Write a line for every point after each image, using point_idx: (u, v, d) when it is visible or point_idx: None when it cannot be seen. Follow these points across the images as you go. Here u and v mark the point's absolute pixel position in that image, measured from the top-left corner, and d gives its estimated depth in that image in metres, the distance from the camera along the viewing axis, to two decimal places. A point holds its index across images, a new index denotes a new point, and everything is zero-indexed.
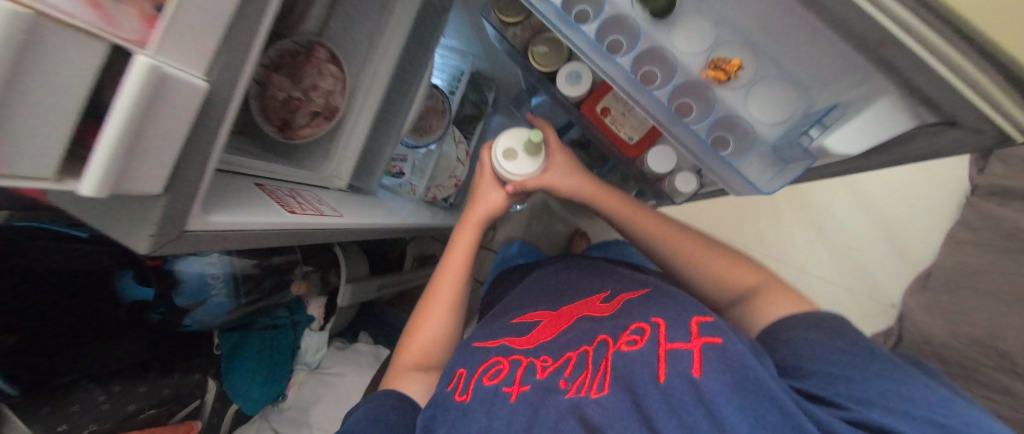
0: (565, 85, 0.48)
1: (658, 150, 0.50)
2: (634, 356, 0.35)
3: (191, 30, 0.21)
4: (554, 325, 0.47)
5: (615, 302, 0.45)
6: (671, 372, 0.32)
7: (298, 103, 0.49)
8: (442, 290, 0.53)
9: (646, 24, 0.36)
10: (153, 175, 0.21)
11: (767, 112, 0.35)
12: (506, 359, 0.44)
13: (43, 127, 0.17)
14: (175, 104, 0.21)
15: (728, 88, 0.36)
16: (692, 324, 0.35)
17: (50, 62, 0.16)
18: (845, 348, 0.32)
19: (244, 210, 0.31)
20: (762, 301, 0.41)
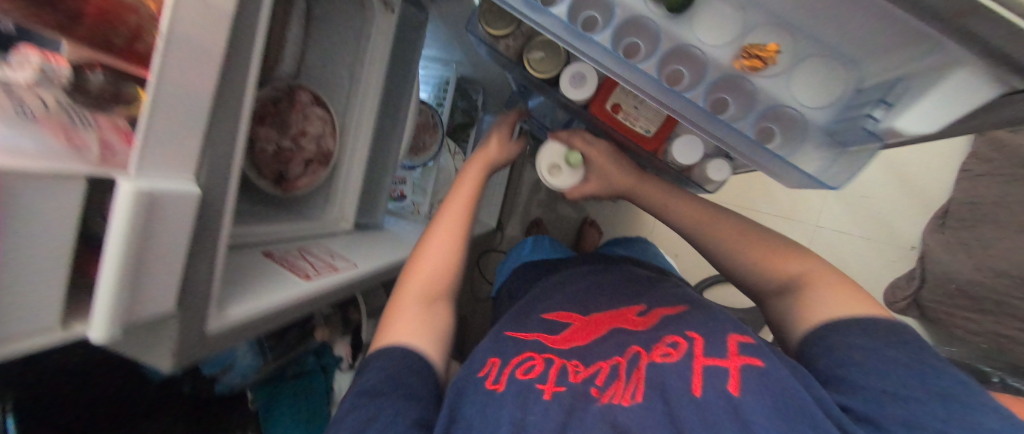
0: (569, 87, 0.42)
1: (682, 139, 0.43)
2: (667, 367, 0.32)
3: (173, 131, 0.19)
4: (586, 330, 0.42)
5: (651, 317, 0.40)
6: (707, 387, 0.29)
7: (289, 153, 0.47)
8: (444, 228, 0.48)
9: (664, 21, 0.32)
10: (162, 294, 0.20)
11: (814, 96, 0.31)
12: (540, 356, 0.39)
13: (40, 276, 0.16)
14: (169, 216, 0.19)
15: (764, 77, 0.31)
16: (730, 342, 0.32)
17: (28, 215, 0.15)
18: (901, 357, 0.28)
19: (258, 293, 0.29)
20: (821, 294, 0.35)
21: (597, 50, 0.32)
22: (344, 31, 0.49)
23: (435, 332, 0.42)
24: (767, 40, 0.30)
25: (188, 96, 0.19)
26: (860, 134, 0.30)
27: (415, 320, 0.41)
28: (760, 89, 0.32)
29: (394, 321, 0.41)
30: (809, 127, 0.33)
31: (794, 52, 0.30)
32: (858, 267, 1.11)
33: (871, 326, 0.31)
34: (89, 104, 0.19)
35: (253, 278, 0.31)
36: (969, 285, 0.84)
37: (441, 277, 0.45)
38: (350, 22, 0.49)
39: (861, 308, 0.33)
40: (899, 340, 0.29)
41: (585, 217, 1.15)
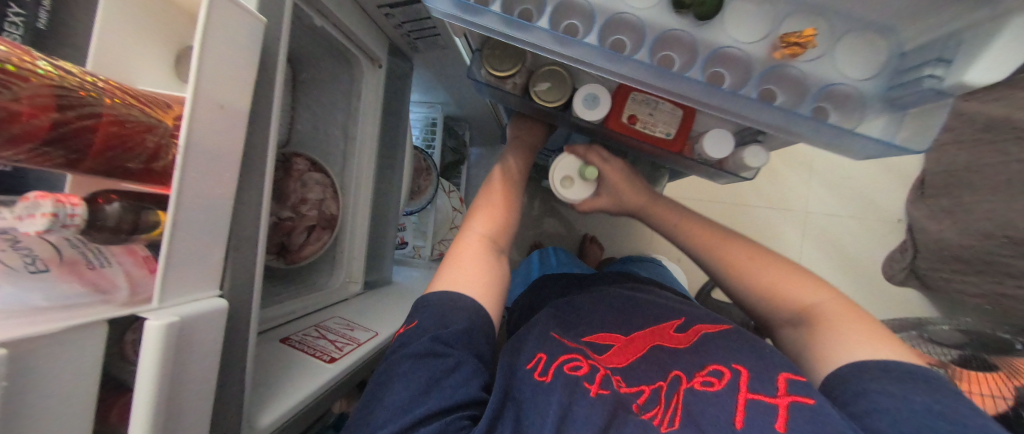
0: (583, 110, 0.42)
1: (710, 133, 0.42)
2: (709, 397, 0.28)
3: (197, 244, 0.17)
4: (632, 346, 0.36)
5: (694, 333, 0.35)
6: (751, 420, 0.25)
7: (290, 222, 0.44)
8: (496, 189, 0.48)
9: (692, 29, 0.29)
10: (197, 426, 0.18)
11: (862, 68, 0.28)
12: (586, 360, 0.34)
13: None
14: (199, 343, 0.17)
15: (805, 61, 0.28)
16: (779, 379, 0.27)
17: (51, 384, 0.13)
18: (933, 405, 0.25)
19: (285, 392, 0.27)
20: (840, 332, 0.32)
21: (634, 66, 0.29)
22: (333, 92, 0.49)
23: (495, 286, 0.39)
24: (802, 27, 0.28)
25: (211, 206, 0.18)
26: (922, 95, 0.26)
27: (475, 271, 0.39)
28: (807, 73, 0.29)
29: (450, 272, 0.39)
30: (866, 99, 0.29)
31: (832, 32, 0.28)
32: (854, 245, 1.13)
33: (900, 371, 0.27)
34: (111, 237, 0.18)
35: (278, 373, 0.29)
36: (960, 249, 0.81)
37: (500, 238, 0.44)
38: (338, 83, 0.49)
39: (886, 349, 0.30)
40: (933, 388, 0.26)
41: (584, 234, 1.14)
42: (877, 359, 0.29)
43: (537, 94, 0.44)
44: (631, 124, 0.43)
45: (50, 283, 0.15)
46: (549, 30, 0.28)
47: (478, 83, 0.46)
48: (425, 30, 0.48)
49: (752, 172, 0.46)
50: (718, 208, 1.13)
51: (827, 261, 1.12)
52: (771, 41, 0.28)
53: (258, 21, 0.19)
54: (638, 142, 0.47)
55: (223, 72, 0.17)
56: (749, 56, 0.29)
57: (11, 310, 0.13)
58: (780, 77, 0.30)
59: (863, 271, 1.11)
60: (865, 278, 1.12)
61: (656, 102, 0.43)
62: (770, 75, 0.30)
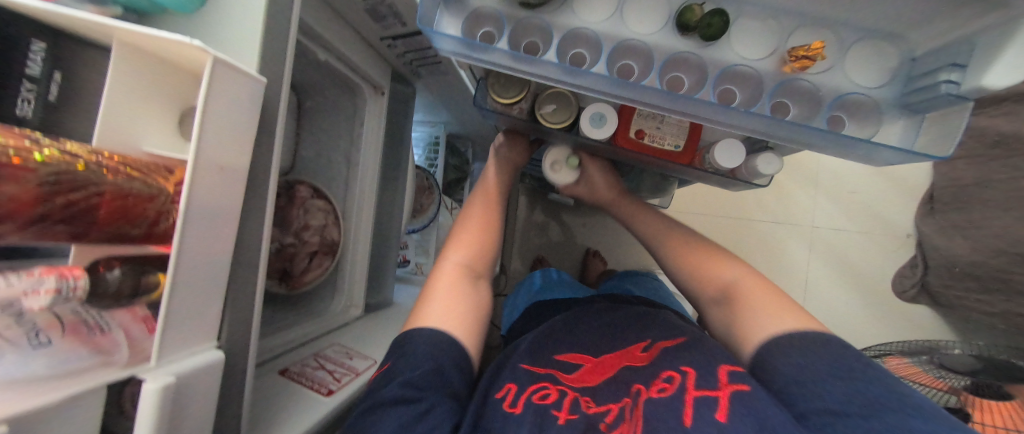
0: (590, 128, 0.42)
1: (720, 143, 0.41)
2: (663, 403, 0.28)
3: (196, 298, 0.18)
4: (601, 369, 0.36)
5: (654, 352, 0.34)
6: (699, 419, 0.25)
7: (293, 248, 0.45)
8: (475, 212, 0.48)
9: (697, 48, 0.28)
10: None
11: (874, 77, 0.26)
12: (553, 387, 0.34)
13: None
14: (193, 400, 0.17)
15: (815, 73, 0.27)
16: (722, 371, 0.28)
17: None
18: (854, 376, 0.25)
19: (281, 430, 0.27)
20: (756, 308, 0.33)
21: (647, 91, 0.27)
22: (337, 118, 0.50)
23: (474, 318, 0.40)
24: (808, 41, 0.26)
25: (208, 261, 0.18)
26: (940, 101, 0.24)
27: (453, 301, 0.39)
28: (820, 84, 0.27)
29: (428, 303, 0.39)
30: (881, 106, 0.27)
31: (840, 43, 0.27)
32: (861, 261, 1.11)
33: (818, 344, 0.28)
34: (112, 303, 0.19)
35: (274, 409, 0.29)
36: (971, 266, 0.74)
37: (476, 264, 0.44)
38: (341, 110, 0.50)
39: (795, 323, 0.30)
40: (849, 361, 0.26)
41: (586, 248, 1.14)
42: (793, 332, 0.29)
43: (543, 116, 0.44)
44: (639, 138, 0.43)
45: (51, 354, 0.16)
46: (556, 63, 0.27)
47: (484, 109, 0.47)
48: (425, 58, 0.49)
49: (767, 178, 0.44)
50: (722, 223, 1.12)
51: (834, 276, 1.10)
52: (779, 55, 0.27)
53: (258, 82, 0.20)
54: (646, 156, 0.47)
55: (223, 132, 0.18)
56: (759, 71, 0.28)
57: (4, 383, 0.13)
58: (793, 90, 0.28)
59: (871, 288, 1.09)
60: (875, 295, 1.09)
61: (662, 116, 0.43)
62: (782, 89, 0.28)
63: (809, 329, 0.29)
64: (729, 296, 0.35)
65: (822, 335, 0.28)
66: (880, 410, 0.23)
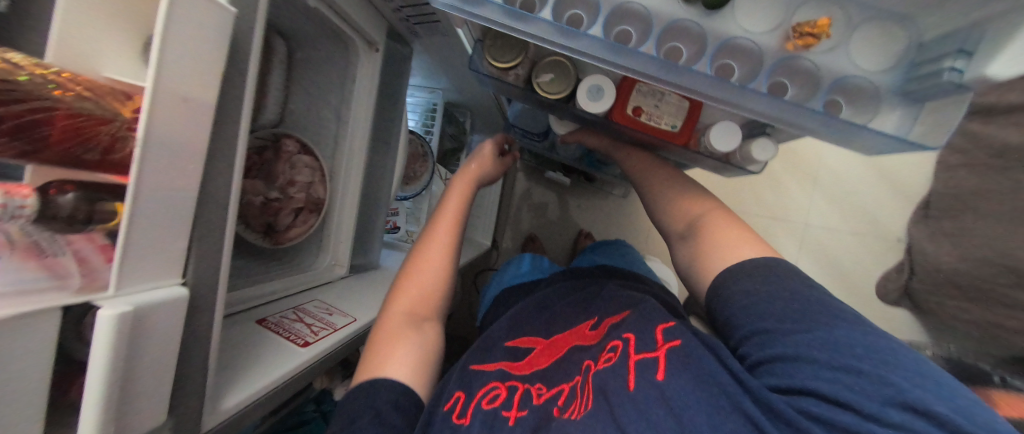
0: (586, 100, 0.41)
1: (717, 126, 0.40)
2: (609, 368, 0.32)
3: (160, 231, 0.18)
4: (549, 354, 0.41)
5: (602, 330, 0.40)
6: (639, 380, 0.30)
7: (277, 204, 0.45)
8: (433, 248, 0.46)
9: (699, 18, 0.27)
10: (155, 407, 0.19)
11: (876, 59, 0.25)
12: (505, 384, 0.37)
13: (22, 419, 0.15)
14: (157, 331, 0.18)
15: (818, 52, 0.26)
16: (657, 331, 0.33)
17: (7, 364, 0.14)
18: (790, 304, 0.28)
19: (256, 372, 0.28)
20: (721, 241, 0.37)
21: (642, 59, 0.26)
22: (327, 72, 0.48)
23: (426, 361, 0.40)
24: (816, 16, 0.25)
25: (175, 195, 0.18)
26: (941, 89, 0.23)
27: (405, 349, 0.39)
28: (821, 65, 0.27)
29: (379, 350, 0.38)
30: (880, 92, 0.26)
31: (846, 24, 0.26)
32: (849, 262, 1.12)
33: (761, 280, 0.30)
34: (63, 226, 0.19)
35: (249, 353, 0.30)
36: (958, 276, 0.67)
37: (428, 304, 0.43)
38: (333, 64, 0.48)
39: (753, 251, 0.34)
40: (786, 289, 0.29)
41: (579, 229, 1.14)
42: (749, 262, 0.32)
43: (540, 85, 0.43)
44: (636, 116, 0.42)
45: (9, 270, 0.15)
46: (552, 22, 0.26)
47: (480, 73, 0.45)
48: (422, 16, 0.47)
49: (761, 165, 0.43)
50: None
51: (821, 275, 1.12)
52: (783, 31, 0.26)
53: (228, 12, 0.19)
54: (643, 135, 0.46)
55: (188, 60, 0.17)
56: (760, 47, 0.27)
57: None
58: (793, 67, 0.27)
59: (854, 289, 1.11)
60: (857, 297, 1.11)
61: (662, 94, 0.42)
62: (781, 67, 0.28)
63: (756, 263, 0.32)
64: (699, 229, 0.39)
65: (770, 266, 0.31)
66: (808, 328, 0.26)
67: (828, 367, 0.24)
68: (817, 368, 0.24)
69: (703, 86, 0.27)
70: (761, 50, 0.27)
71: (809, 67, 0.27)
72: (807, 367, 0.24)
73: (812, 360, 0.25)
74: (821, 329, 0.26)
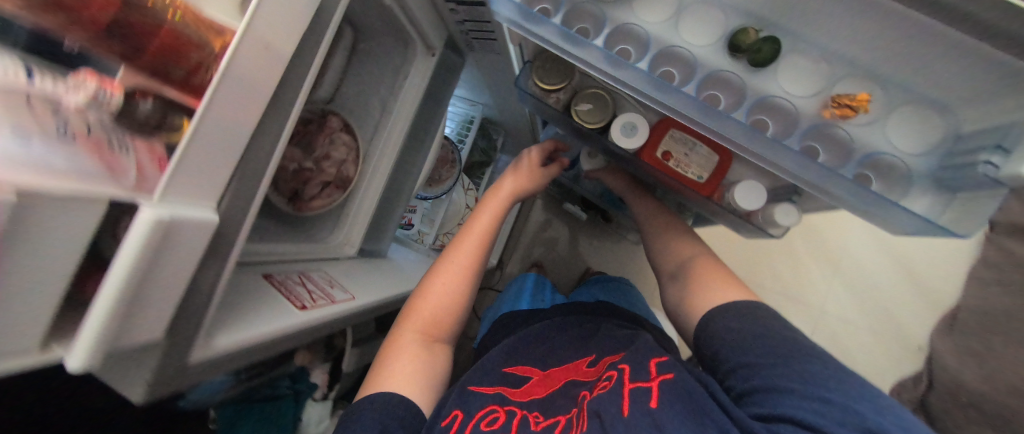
0: (620, 135, 0.42)
1: (742, 184, 0.41)
2: (603, 395, 0.33)
3: (213, 156, 0.19)
4: (547, 385, 0.40)
5: (601, 365, 0.40)
6: (634, 406, 0.30)
7: (309, 173, 0.48)
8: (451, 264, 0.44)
9: (741, 73, 0.28)
10: (155, 323, 0.19)
11: (912, 141, 0.26)
12: (502, 408, 0.36)
13: (39, 297, 0.15)
14: (182, 247, 0.19)
15: (855, 124, 0.27)
16: (651, 364, 0.34)
17: (44, 239, 0.14)
18: (777, 346, 0.31)
19: (251, 321, 0.28)
20: (710, 290, 0.39)
21: (683, 99, 0.27)
22: (385, 66, 0.52)
23: (432, 374, 0.40)
24: (855, 91, 0.26)
25: (232, 127, 0.19)
26: (976, 182, 0.23)
27: (409, 365, 0.39)
28: (855, 136, 0.27)
29: (389, 364, 0.39)
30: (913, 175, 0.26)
31: (886, 102, 0.26)
32: (864, 361, 1.06)
33: (751, 325, 0.33)
34: (137, 130, 0.19)
35: (247, 303, 0.30)
36: None
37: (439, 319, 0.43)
38: (391, 59, 0.52)
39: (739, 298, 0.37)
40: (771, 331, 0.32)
41: (585, 266, 1.13)
42: (733, 310, 0.35)
43: (577, 113, 0.44)
44: (665, 160, 0.43)
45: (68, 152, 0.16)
46: (603, 50, 0.28)
47: (523, 91, 0.47)
48: (481, 31, 0.50)
49: (784, 229, 0.42)
50: None
51: None
52: (822, 98, 0.27)
53: None
54: (668, 179, 0.46)
55: (277, 11, 0.19)
56: (796, 110, 0.28)
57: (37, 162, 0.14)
58: (827, 136, 0.28)
59: None
60: None
61: (694, 144, 0.42)
62: (815, 132, 0.28)
63: (742, 310, 0.35)
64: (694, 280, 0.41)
65: (753, 311, 0.34)
66: (780, 362, 0.29)
67: (805, 398, 0.26)
68: (789, 396, 0.26)
69: (737, 134, 0.27)
70: (797, 112, 0.28)
71: (843, 137, 0.27)
72: (781, 395, 0.27)
73: (792, 391, 0.27)
74: (807, 368, 0.28)
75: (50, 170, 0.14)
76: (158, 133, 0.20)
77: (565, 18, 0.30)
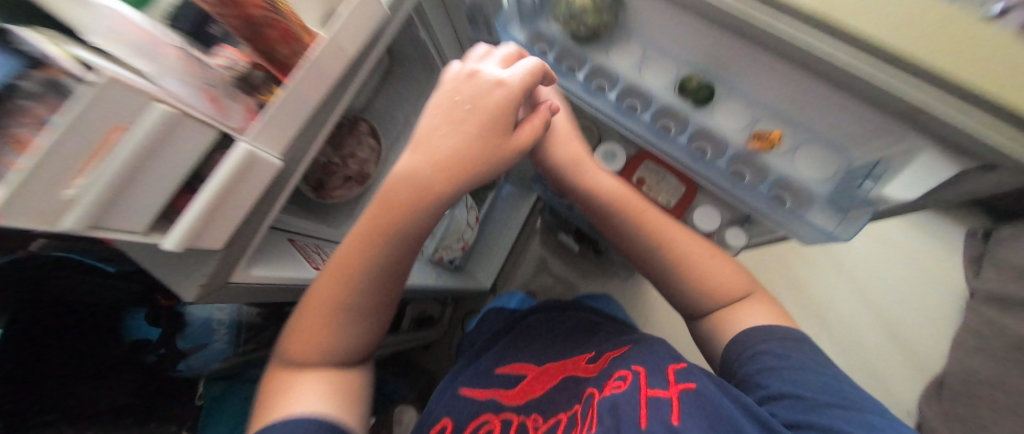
0: (601, 160, 0.50)
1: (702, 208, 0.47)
2: (619, 400, 0.31)
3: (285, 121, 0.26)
4: (542, 383, 0.41)
5: (602, 363, 0.39)
6: (652, 418, 0.29)
7: (334, 168, 0.54)
8: (363, 255, 0.32)
9: (688, 109, 0.36)
10: (220, 234, 0.25)
11: (816, 170, 0.33)
12: (497, 418, 0.38)
13: (155, 191, 0.22)
14: (253, 178, 0.25)
15: (774, 154, 0.34)
16: (668, 370, 0.33)
17: (173, 148, 0.21)
18: (809, 361, 0.31)
19: (277, 266, 0.34)
20: (740, 309, 0.36)
21: None
22: (412, 88, 0.62)
23: (349, 393, 0.33)
24: (770, 129, 0.34)
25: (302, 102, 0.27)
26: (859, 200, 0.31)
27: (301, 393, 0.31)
28: (773, 164, 0.34)
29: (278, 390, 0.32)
30: (814, 196, 0.34)
31: (796, 139, 0.34)
32: None
33: (790, 339, 0.33)
34: (245, 89, 0.27)
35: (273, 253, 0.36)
36: None
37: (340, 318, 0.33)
38: (418, 84, 0.61)
39: (778, 322, 0.35)
40: (806, 351, 0.32)
41: (575, 297, 1.17)
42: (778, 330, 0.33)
43: None
44: (639, 185, 0.50)
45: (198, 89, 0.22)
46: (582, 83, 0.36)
47: None
48: None
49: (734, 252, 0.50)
50: None
51: None
52: (748, 133, 0.35)
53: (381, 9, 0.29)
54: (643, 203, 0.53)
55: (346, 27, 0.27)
56: (729, 140, 0.35)
57: (177, 97, 0.21)
58: (751, 162, 0.35)
59: None
60: None
61: (665, 174, 0.49)
62: (744, 159, 0.36)
63: (785, 332, 0.33)
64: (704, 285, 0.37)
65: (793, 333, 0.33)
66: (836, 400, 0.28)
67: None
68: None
69: None
70: (729, 142, 0.35)
71: (763, 164, 0.35)
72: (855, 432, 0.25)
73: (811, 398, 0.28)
74: (836, 390, 0.29)
75: (188, 101, 0.22)
76: (260, 91, 0.28)
77: (556, 57, 0.39)
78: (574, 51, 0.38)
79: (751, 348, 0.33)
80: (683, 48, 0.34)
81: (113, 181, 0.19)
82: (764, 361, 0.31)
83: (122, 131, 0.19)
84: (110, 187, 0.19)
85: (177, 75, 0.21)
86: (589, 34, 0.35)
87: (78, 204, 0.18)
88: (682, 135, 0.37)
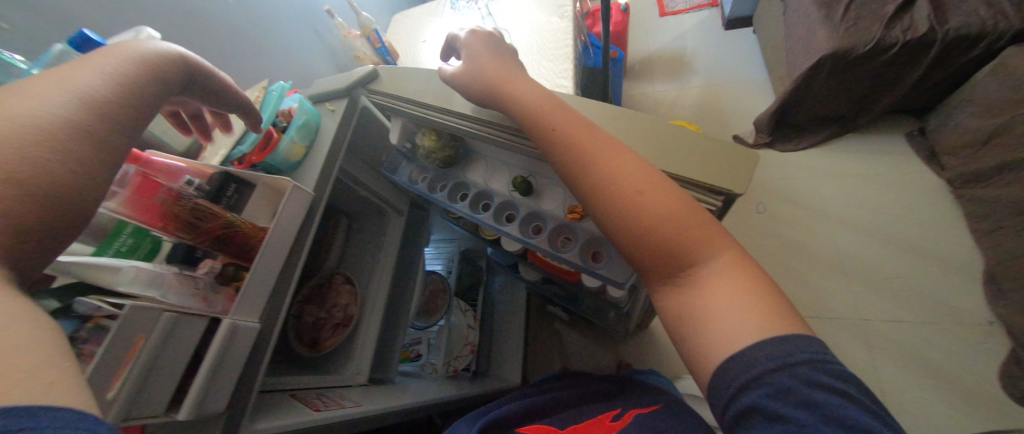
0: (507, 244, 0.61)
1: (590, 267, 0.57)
2: None
3: (260, 289, 0.36)
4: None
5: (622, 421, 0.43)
6: None
7: (324, 321, 0.63)
8: None
9: (520, 198, 0.49)
10: (221, 396, 0.32)
11: None
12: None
13: (166, 373, 0.29)
14: (238, 345, 0.33)
15: (585, 223, 0.45)
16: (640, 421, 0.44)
17: (181, 340, 0.30)
18: (826, 409, 0.23)
19: (279, 416, 0.38)
20: (681, 301, 0.31)
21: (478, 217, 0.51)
22: (372, 233, 0.73)
23: None
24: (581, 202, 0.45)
25: (264, 277, 0.36)
26: None
27: None
28: (584, 229, 0.45)
29: None
30: None
31: None
32: (943, 356, 0.97)
33: (805, 371, 0.25)
34: (222, 282, 0.36)
35: (277, 410, 0.40)
36: None
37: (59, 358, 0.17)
38: (374, 229, 0.73)
39: (731, 323, 0.28)
40: (832, 388, 0.24)
41: (603, 356, 1.13)
42: (788, 366, 0.25)
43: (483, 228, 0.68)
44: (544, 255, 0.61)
45: (175, 293, 0.32)
46: (438, 197, 0.53)
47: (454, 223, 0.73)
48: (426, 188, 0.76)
49: (638, 299, 0.59)
50: None
51: (909, 378, 0.96)
52: (564, 208, 0.47)
53: (308, 195, 0.41)
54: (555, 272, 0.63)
55: (286, 214, 0.38)
56: (548, 214, 0.48)
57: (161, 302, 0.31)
58: (571, 228, 0.47)
59: (978, 393, 0.91)
60: (989, 403, 0.90)
61: None
62: (565, 227, 0.47)
63: (800, 361, 0.25)
64: (657, 229, 0.31)
65: (807, 355, 0.25)
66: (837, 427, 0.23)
67: None
68: None
69: (508, 233, 0.50)
70: (549, 214, 0.48)
71: (579, 228, 0.46)
72: None
73: None
74: None
75: (185, 305, 0.31)
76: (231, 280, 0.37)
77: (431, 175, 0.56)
78: (444, 175, 0.56)
79: (752, 396, 0.25)
80: (509, 162, 0.51)
81: (147, 365, 0.28)
82: (761, 417, 0.25)
83: (145, 337, 0.27)
84: (146, 368, 0.27)
85: (163, 292, 0.31)
86: (442, 164, 0.54)
87: (115, 402, 0.26)
88: (515, 219, 0.51)
